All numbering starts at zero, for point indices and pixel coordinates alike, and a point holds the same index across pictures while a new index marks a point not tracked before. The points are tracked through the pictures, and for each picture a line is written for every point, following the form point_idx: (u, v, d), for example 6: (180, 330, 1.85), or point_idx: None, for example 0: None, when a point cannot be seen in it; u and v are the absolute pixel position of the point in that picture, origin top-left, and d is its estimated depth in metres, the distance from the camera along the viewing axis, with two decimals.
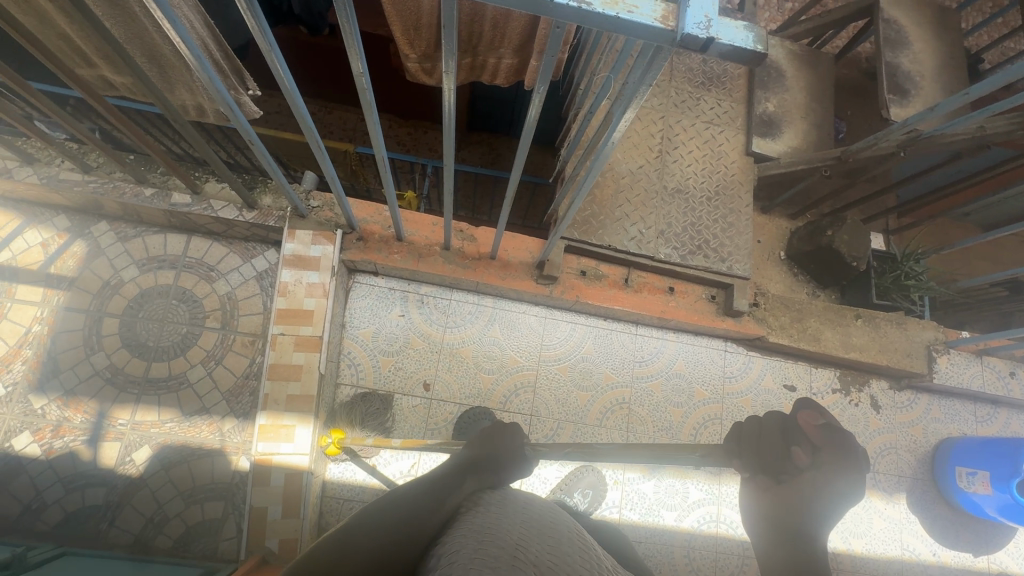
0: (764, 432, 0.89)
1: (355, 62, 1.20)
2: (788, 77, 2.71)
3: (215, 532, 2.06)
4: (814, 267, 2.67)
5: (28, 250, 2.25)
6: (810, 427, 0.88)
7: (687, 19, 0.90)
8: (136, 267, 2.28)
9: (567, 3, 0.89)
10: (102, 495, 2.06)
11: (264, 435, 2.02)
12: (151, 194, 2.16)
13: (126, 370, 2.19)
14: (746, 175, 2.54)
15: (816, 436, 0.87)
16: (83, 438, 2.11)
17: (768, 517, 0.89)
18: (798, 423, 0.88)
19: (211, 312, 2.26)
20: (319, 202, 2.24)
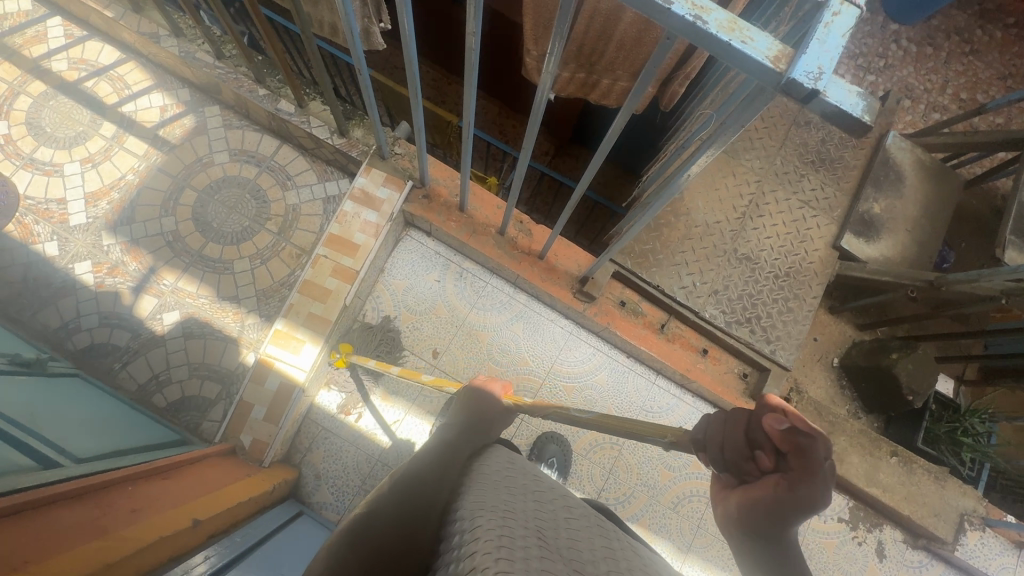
0: (733, 432, 0.83)
1: (469, 23, 1.24)
2: (907, 184, 2.53)
3: (204, 410, 2.19)
4: (865, 386, 2.47)
5: (148, 109, 2.49)
6: (774, 434, 0.78)
7: (799, 65, 0.86)
8: (228, 154, 2.47)
9: (683, 15, 0.88)
10: (126, 339, 2.24)
11: (276, 340, 2.12)
12: (263, 95, 2.33)
13: (186, 239, 2.37)
14: (825, 268, 2.39)
15: (784, 442, 0.77)
16: (130, 284, 2.30)
17: (729, 514, 0.84)
18: (762, 428, 0.80)
19: (274, 216, 2.41)
20: (402, 150, 2.33)
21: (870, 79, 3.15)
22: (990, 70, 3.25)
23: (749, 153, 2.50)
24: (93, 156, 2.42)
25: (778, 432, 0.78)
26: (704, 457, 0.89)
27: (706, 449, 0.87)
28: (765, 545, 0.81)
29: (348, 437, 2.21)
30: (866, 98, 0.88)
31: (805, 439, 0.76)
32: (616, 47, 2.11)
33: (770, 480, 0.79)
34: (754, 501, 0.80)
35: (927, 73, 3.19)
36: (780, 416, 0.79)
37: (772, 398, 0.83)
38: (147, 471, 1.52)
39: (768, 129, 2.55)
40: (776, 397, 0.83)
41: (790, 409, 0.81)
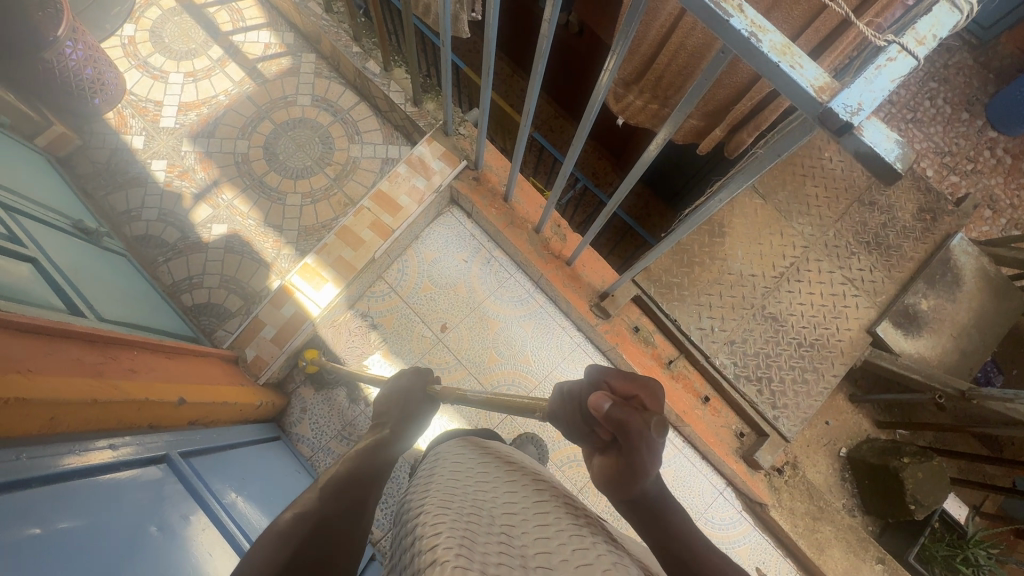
0: (580, 413, 0.96)
1: (547, 11, 1.33)
2: (963, 289, 2.40)
3: (221, 319, 2.34)
4: (866, 486, 2.33)
5: (255, 43, 2.72)
6: (602, 412, 0.87)
7: (840, 98, 0.87)
8: (311, 98, 2.65)
9: (738, 28, 0.91)
10: (175, 237, 2.43)
11: (303, 273, 2.24)
12: (356, 52, 2.51)
13: (252, 164, 2.55)
14: (852, 349, 2.32)
15: (608, 417, 0.87)
16: (193, 190, 2.50)
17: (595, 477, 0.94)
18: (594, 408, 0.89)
19: (334, 163, 2.56)
20: (466, 132, 2.43)
21: (952, 180, 3.03)
22: None
23: (802, 217, 2.46)
24: (197, 72, 2.66)
25: (601, 410, 0.88)
26: (566, 429, 1.01)
27: (566, 426, 1.00)
28: (634, 504, 0.94)
29: (341, 382, 2.29)
30: (903, 147, 0.88)
31: (622, 414, 0.85)
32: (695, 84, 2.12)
33: (612, 452, 0.91)
34: (606, 467, 0.91)
35: (1016, 188, 3.04)
36: (602, 396, 0.89)
37: (602, 378, 0.94)
38: (151, 346, 1.66)
39: (828, 199, 2.49)
40: (607, 376, 0.94)
41: (617, 384, 0.93)
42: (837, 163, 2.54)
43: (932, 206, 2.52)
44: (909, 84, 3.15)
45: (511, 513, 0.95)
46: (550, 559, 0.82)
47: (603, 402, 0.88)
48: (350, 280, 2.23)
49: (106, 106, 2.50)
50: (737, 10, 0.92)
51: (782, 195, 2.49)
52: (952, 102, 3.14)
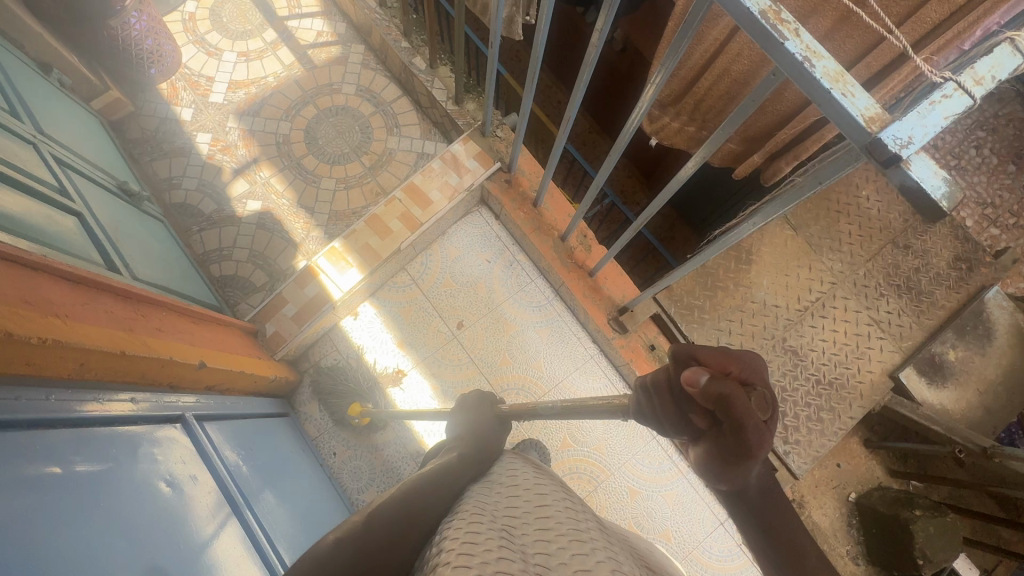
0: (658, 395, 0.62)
1: (600, 19, 1.32)
2: (993, 344, 2.33)
3: (246, 292, 2.39)
4: (877, 538, 2.23)
5: (308, 30, 2.79)
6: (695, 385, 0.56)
7: (890, 129, 0.86)
8: (356, 88, 2.71)
9: (793, 52, 0.91)
10: (211, 209, 2.50)
11: (329, 256, 2.28)
12: (404, 48, 2.56)
13: (292, 146, 2.62)
14: (872, 393, 2.26)
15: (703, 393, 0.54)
16: (233, 165, 2.57)
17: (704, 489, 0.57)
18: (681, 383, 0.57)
19: (371, 153, 2.61)
20: (503, 135, 2.46)
21: (990, 232, 2.96)
22: None
23: (833, 253, 2.42)
24: (250, 52, 2.75)
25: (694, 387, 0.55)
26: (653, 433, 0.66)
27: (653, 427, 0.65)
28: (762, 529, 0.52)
29: (353, 368, 2.32)
30: (950, 186, 0.87)
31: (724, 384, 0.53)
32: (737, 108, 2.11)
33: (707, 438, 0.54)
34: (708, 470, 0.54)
35: None
36: (695, 366, 0.57)
37: (685, 347, 0.60)
38: (179, 309, 1.71)
39: (861, 238, 2.45)
40: (690, 346, 0.60)
41: (707, 356, 0.58)
42: (874, 203, 2.50)
43: (969, 256, 2.46)
44: (956, 130, 3.09)
45: (509, 504, 0.80)
46: (550, 556, 0.66)
47: (696, 376, 0.56)
48: (374, 268, 2.27)
49: (161, 77, 2.59)
50: (793, 33, 0.92)
51: (813, 229, 2.46)
52: (1000, 152, 3.07)
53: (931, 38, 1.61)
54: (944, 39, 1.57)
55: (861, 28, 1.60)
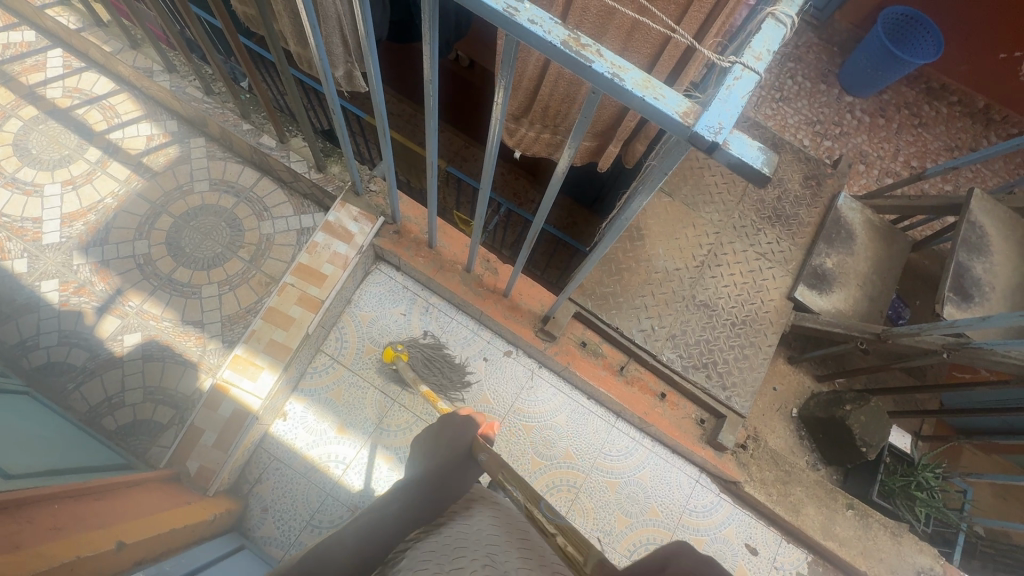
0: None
1: (426, 71, 1.36)
2: (857, 241, 2.64)
3: (154, 435, 2.15)
4: (823, 438, 2.48)
5: (135, 137, 2.58)
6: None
7: (702, 121, 0.95)
8: (208, 183, 2.55)
9: (602, 72, 0.98)
10: (82, 359, 2.22)
11: (234, 366, 2.10)
12: (246, 130, 2.45)
13: (156, 263, 2.40)
14: (780, 317, 2.48)
15: None
16: (94, 304, 2.30)
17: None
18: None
19: (247, 244, 2.47)
20: (377, 188, 2.42)
21: (826, 144, 3.36)
22: (938, 142, 3.47)
23: (708, 206, 2.63)
24: (75, 178, 2.48)
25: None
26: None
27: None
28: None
29: (300, 469, 2.18)
30: (767, 153, 0.98)
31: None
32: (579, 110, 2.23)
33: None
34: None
35: (880, 142, 3.41)
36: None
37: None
38: (80, 490, 1.52)
39: (727, 185, 2.69)
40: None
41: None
42: None
43: (815, 173, 2.79)
44: (770, 68, 3.49)
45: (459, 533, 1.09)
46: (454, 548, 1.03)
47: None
48: (287, 362, 2.12)
49: None
50: (596, 54, 0.99)
51: (686, 189, 2.65)
52: (810, 77, 3.53)
53: (710, 19, 1.79)
54: (726, 14, 1.72)
55: (648, 33, 1.77)
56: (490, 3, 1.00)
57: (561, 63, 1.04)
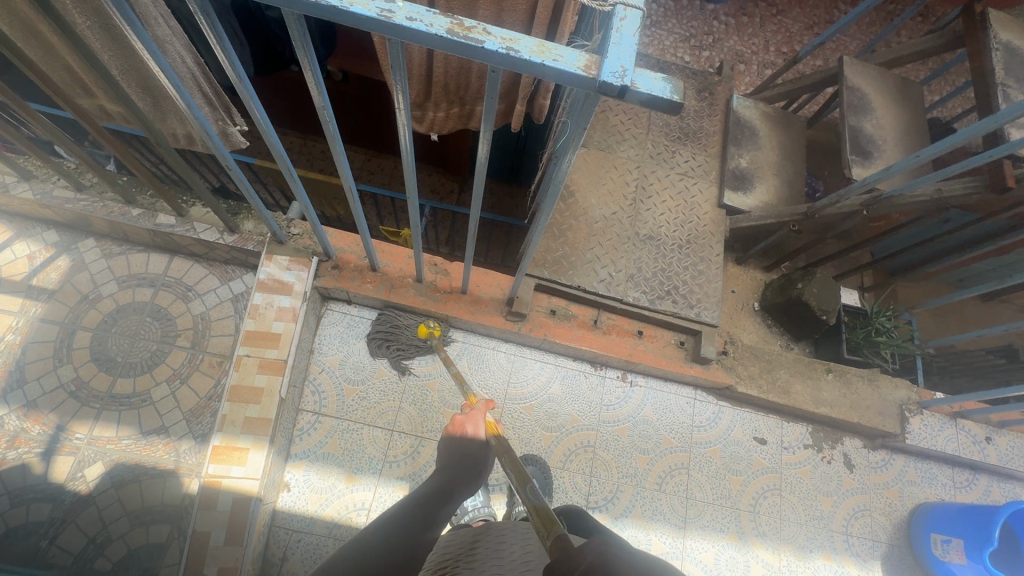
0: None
1: (315, 98, 1.29)
2: (761, 135, 2.81)
3: (158, 557, 2.00)
4: (788, 320, 2.67)
5: (15, 261, 2.31)
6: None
7: (605, 68, 0.97)
8: (116, 283, 2.34)
9: (495, 49, 0.97)
10: (47, 511, 2.02)
11: (217, 458, 1.97)
12: (137, 214, 2.25)
13: (91, 384, 2.19)
14: (718, 226, 2.60)
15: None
16: (37, 450, 2.08)
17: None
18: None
19: (183, 332, 2.30)
20: (299, 230, 2.31)
21: (705, 54, 3.51)
22: (798, 23, 3.72)
23: (622, 144, 2.70)
24: None
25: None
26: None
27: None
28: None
29: (324, 530, 2.10)
30: (672, 80, 1.01)
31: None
32: (478, 80, 2.18)
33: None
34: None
35: (749, 39, 3.61)
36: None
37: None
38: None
39: (633, 120, 2.77)
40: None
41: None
42: None
43: (705, 84, 2.92)
44: None
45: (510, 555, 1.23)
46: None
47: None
48: (271, 434, 2.02)
49: None
50: (484, 34, 0.98)
51: (597, 135, 2.69)
52: None
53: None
54: None
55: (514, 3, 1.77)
56: (362, 12, 0.96)
57: (454, 52, 1.03)
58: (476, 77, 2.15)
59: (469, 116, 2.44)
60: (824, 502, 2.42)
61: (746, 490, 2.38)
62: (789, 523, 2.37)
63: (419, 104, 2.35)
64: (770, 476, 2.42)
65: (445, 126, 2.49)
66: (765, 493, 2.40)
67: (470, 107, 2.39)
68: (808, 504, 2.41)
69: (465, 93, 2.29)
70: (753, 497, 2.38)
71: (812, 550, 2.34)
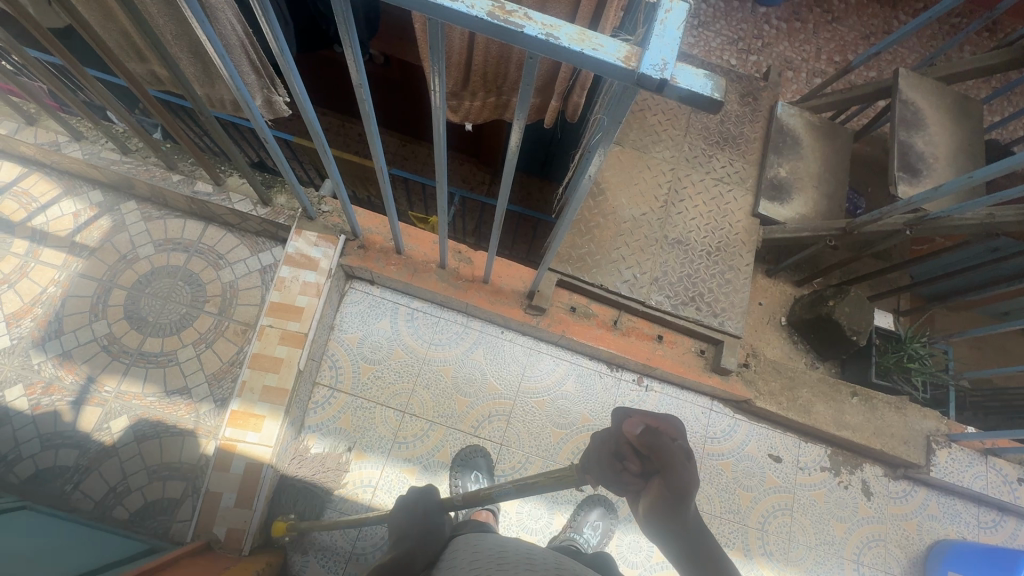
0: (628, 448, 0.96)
1: (353, 74, 1.30)
2: (804, 145, 2.71)
3: (171, 512, 2.08)
4: (815, 338, 2.58)
5: (61, 218, 2.41)
6: (635, 438, 0.94)
7: (645, 61, 0.95)
8: (152, 246, 2.42)
9: (535, 35, 0.96)
10: (73, 457, 2.11)
11: (234, 423, 2.03)
12: (177, 180, 2.32)
13: (122, 340, 2.28)
14: (750, 236, 2.53)
15: (639, 441, 0.93)
16: (69, 398, 2.18)
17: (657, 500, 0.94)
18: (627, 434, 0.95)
19: (212, 298, 2.37)
20: (330, 208, 2.35)
21: (752, 59, 3.41)
22: (854, 32, 3.58)
23: (658, 145, 2.65)
24: (7, 277, 2.31)
25: (635, 438, 0.94)
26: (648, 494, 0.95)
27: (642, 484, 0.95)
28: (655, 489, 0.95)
29: (329, 503, 2.15)
30: (715, 77, 0.97)
31: (653, 438, 0.93)
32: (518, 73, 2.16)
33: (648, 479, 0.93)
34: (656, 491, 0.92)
35: (800, 45, 3.49)
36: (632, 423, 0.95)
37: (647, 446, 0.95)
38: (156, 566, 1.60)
39: (671, 121, 2.71)
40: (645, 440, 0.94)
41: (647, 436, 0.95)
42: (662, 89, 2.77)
43: (750, 89, 2.84)
44: None
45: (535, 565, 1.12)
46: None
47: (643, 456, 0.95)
48: (287, 404, 2.07)
49: None
50: (525, 18, 0.97)
51: (633, 134, 2.65)
52: None
53: None
54: None
55: None
56: None
57: (494, 35, 1.01)
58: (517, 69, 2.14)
59: (505, 107, 2.43)
60: (836, 527, 2.35)
61: (755, 508, 2.32)
62: (797, 545, 2.30)
63: (457, 94, 2.35)
64: (782, 496, 2.36)
65: (480, 116, 2.48)
66: (775, 512, 2.34)
67: (508, 98, 2.38)
68: (819, 528, 2.34)
69: (503, 84, 2.29)
70: (762, 515, 2.33)
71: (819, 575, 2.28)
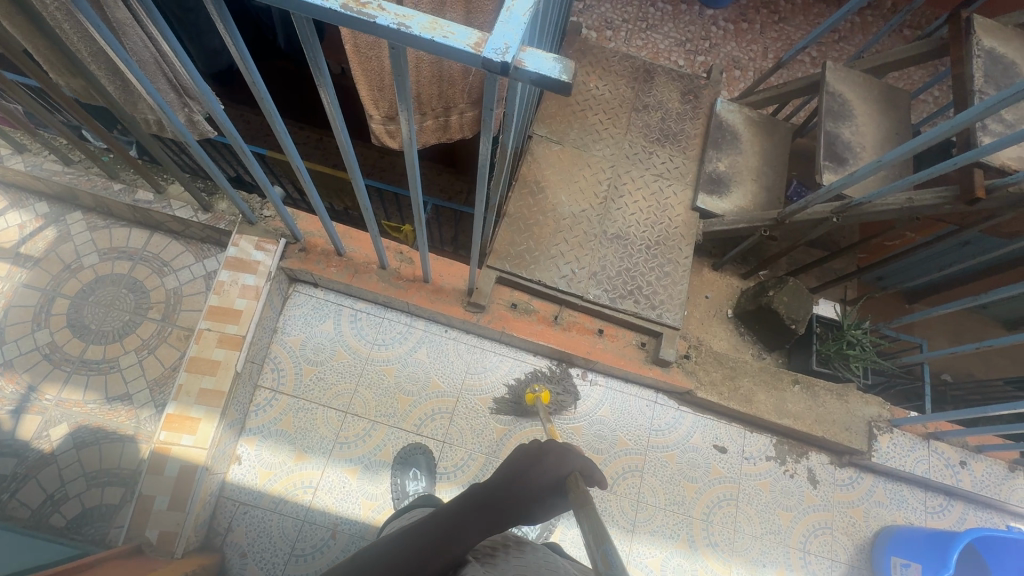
0: None
1: (246, 74, 1.30)
2: (742, 140, 2.76)
3: (109, 518, 2.08)
4: (759, 328, 2.60)
5: (6, 229, 2.44)
6: None
7: (488, 46, 0.99)
8: (97, 255, 2.45)
9: (386, 24, 0.99)
10: (11, 466, 2.11)
11: (170, 426, 2.04)
12: (118, 189, 2.36)
13: (64, 348, 2.29)
14: (690, 230, 2.57)
15: None
16: (8, 408, 2.19)
17: None
18: None
19: (155, 304, 2.39)
20: (271, 212, 2.38)
21: (700, 59, 3.48)
22: (800, 31, 3.66)
23: (598, 143, 2.69)
24: None
25: None
26: None
27: None
28: None
29: (269, 504, 2.15)
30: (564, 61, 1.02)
31: None
32: (451, 86, 2.20)
33: None
34: None
35: (747, 45, 3.56)
36: None
37: None
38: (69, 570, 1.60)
39: (612, 119, 2.76)
40: None
41: None
42: (603, 89, 2.82)
43: (690, 87, 2.90)
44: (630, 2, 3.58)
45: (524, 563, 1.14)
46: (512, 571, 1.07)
47: None
48: (223, 406, 2.08)
49: None
50: (378, 10, 1.01)
51: (574, 133, 2.69)
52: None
53: None
54: None
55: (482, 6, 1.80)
56: None
57: (353, 27, 1.04)
58: (451, 81, 2.17)
59: (445, 127, 2.43)
60: (782, 517, 2.35)
61: (700, 499, 2.33)
62: (742, 535, 2.30)
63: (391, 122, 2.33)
64: (727, 486, 2.36)
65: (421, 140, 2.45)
66: (720, 503, 2.35)
67: (446, 117, 2.39)
68: (765, 518, 2.34)
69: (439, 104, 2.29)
70: (706, 506, 2.33)
71: (765, 565, 2.28)
